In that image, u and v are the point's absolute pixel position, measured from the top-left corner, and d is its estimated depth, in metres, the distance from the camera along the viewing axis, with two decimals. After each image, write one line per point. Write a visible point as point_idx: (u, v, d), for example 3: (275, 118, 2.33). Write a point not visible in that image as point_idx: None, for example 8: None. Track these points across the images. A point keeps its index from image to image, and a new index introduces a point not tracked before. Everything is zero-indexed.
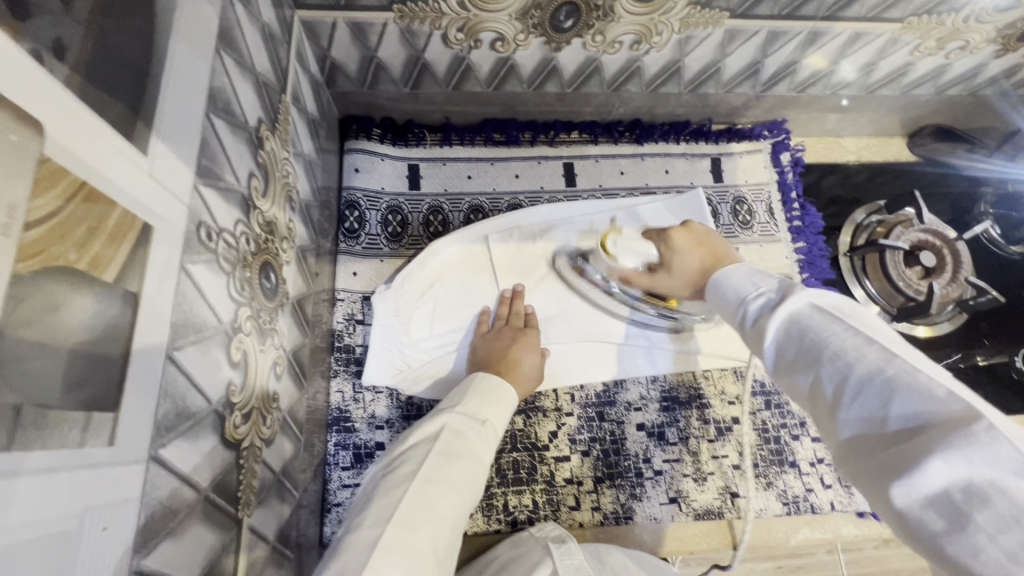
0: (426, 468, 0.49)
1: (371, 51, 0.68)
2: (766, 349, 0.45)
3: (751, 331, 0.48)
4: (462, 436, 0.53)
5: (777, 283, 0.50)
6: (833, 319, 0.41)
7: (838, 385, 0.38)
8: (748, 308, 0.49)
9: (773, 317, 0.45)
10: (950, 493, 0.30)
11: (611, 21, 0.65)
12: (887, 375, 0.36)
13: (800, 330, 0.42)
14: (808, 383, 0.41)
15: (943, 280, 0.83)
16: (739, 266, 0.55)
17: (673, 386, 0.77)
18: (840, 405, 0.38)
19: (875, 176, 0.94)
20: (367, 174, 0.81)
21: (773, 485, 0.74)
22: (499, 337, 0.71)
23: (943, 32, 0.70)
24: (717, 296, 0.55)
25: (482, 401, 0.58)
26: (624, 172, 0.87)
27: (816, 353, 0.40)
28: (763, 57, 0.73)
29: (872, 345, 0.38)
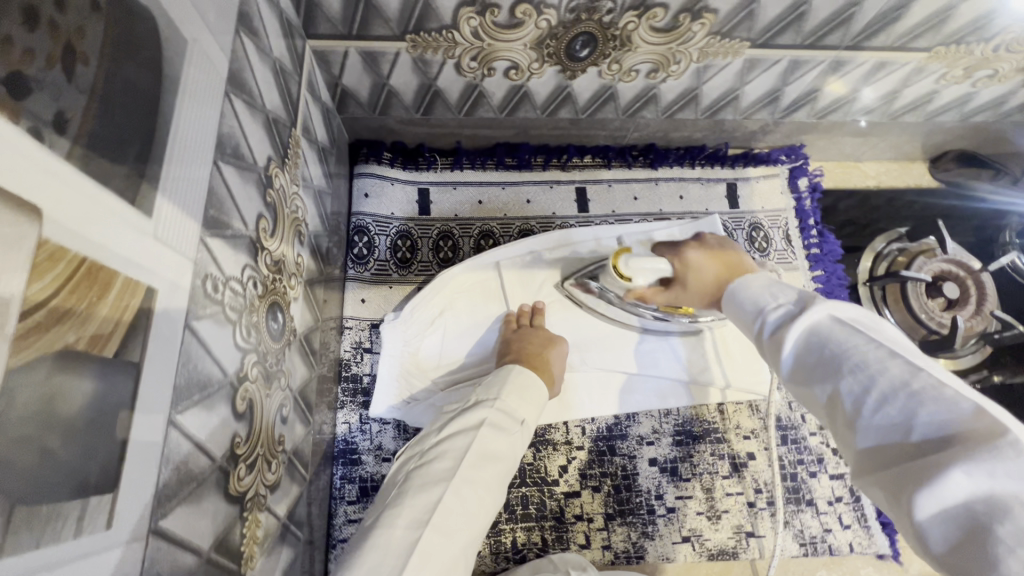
0: (463, 469, 0.49)
1: (383, 78, 0.66)
2: (783, 358, 0.44)
3: (768, 341, 0.47)
4: (507, 433, 0.54)
5: (796, 295, 0.48)
6: (856, 331, 0.40)
7: (858, 397, 0.38)
8: (767, 318, 0.48)
9: (792, 328, 0.44)
10: (971, 504, 0.30)
11: (627, 51, 0.63)
12: (912, 387, 0.35)
13: (822, 340, 0.42)
14: (826, 394, 0.40)
15: (966, 312, 0.80)
16: (761, 276, 0.53)
17: (686, 420, 0.75)
18: (860, 416, 0.37)
19: (896, 202, 0.92)
20: (377, 199, 0.80)
21: (789, 525, 0.72)
22: (527, 335, 0.70)
23: (971, 61, 0.68)
24: (735, 306, 0.53)
25: (519, 400, 0.58)
26: (638, 197, 0.86)
27: (838, 364, 0.40)
28: (784, 84, 0.71)
29: (896, 359, 0.37)
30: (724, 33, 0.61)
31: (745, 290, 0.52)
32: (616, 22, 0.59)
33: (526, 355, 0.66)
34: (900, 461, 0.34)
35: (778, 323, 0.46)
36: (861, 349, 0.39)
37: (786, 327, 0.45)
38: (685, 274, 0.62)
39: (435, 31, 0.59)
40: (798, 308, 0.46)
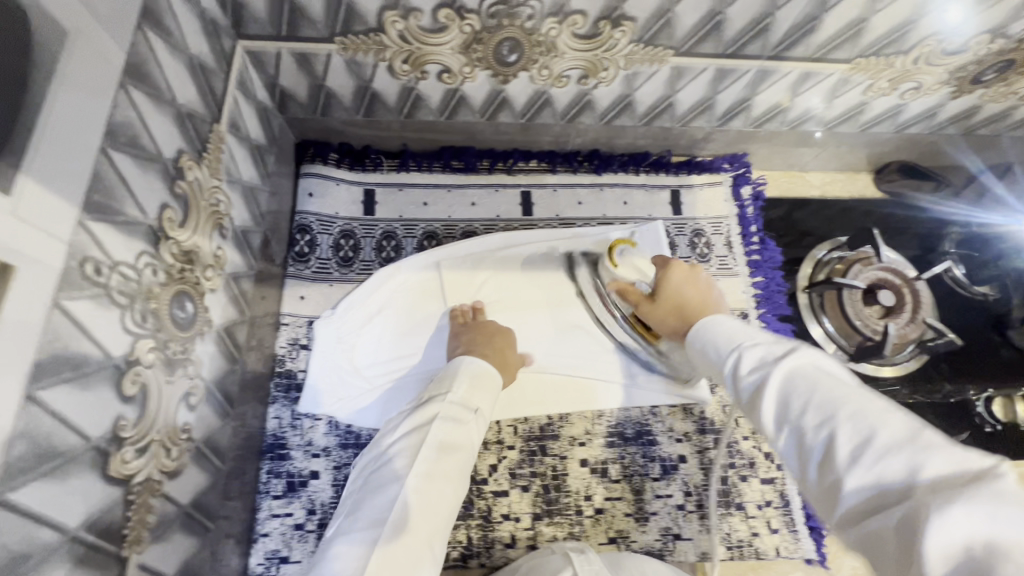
0: (422, 464, 0.52)
1: (320, 80, 0.68)
2: (763, 404, 0.43)
3: (745, 387, 0.46)
4: (463, 426, 0.56)
5: (771, 338, 0.49)
6: (845, 384, 0.40)
7: (853, 447, 0.36)
8: (744, 356, 0.47)
9: (775, 372, 0.43)
10: (972, 547, 0.28)
11: (554, 57, 0.65)
12: (910, 440, 0.35)
13: (807, 387, 0.41)
14: (814, 445, 0.39)
15: (901, 320, 0.81)
16: (729, 318, 0.55)
17: (620, 421, 0.76)
18: (854, 468, 0.35)
19: (839, 212, 0.93)
20: (321, 199, 0.81)
21: (717, 528, 0.72)
22: (477, 327, 0.72)
23: (894, 73, 0.70)
24: (706, 340, 0.54)
25: (474, 391, 0.60)
26: (582, 202, 0.88)
27: (829, 409, 0.39)
28: (715, 93, 0.73)
29: (893, 414, 0.37)
30: (646, 41, 0.63)
31: (709, 332, 0.54)
32: (539, 28, 0.61)
33: (486, 350, 0.68)
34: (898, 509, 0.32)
35: (754, 368, 0.46)
36: (849, 398, 0.39)
37: (767, 372, 0.44)
38: (666, 286, 0.68)
39: (363, 34, 0.61)
40: (779, 352, 0.45)
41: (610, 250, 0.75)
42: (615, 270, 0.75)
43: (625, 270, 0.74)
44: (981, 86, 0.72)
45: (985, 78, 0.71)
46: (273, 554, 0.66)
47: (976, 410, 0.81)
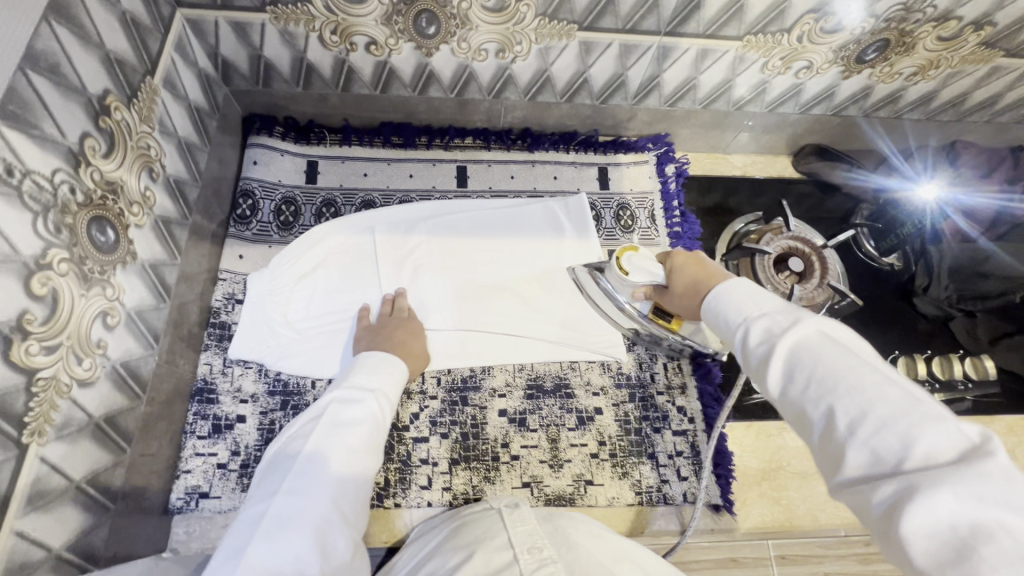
0: (316, 436, 0.56)
1: (257, 50, 0.74)
2: (768, 374, 0.40)
3: (753, 359, 0.42)
4: (358, 403, 0.62)
5: (780, 301, 0.44)
6: (848, 353, 0.38)
7: (851, 421, 0.35)
8: (750, 328, 0.43)
9: (781, 342, 0.40)
10: (952, 526, 0.29)
11: (470, 30, 0.72)
12: (915, 418, 0.33)
13: (812, 359, 0.38)
14: (816, 418, 0.37)
15: (810, 284, 0.85)
16: (738, 282, 0.48)
17: (539, 375, 0.80)
18: (858, 439, 0.34)
19: (758, 190, 0.99)
20: (265, 167, 0.86)
21: (628, 476, 0.75)
22: (383, 326, 0.76)
23: (783, 51, 0.77)
24: (714, 316, 0.48)
25: (368, 376, 0.66)
26: (515, 176, 0.93)
27: (835, 381, 0.37)
28: (624, 69, 0.79)
29: (891, 385, 0.35)
30: (550, 15, 0.69)
31: (719, 294, 0.48)
32: (450, 0, 0.67)
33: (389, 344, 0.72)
34: (891, 478, 0.32)
35: (757, 332, 0.42)
36: (856, 370, 0.37)
37: (771, 343, 0.41)
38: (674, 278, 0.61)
39: (291, 4, 0.67)
40: (783, 321, 0.42)
41: (618, 257, 0.68)
42: (627, 278, 0.67)
43: (637, 274, 0.67)
44: (866, 65, 0.79)
45: (868, 56, 0.78)
46: (192, 489, 0.69)
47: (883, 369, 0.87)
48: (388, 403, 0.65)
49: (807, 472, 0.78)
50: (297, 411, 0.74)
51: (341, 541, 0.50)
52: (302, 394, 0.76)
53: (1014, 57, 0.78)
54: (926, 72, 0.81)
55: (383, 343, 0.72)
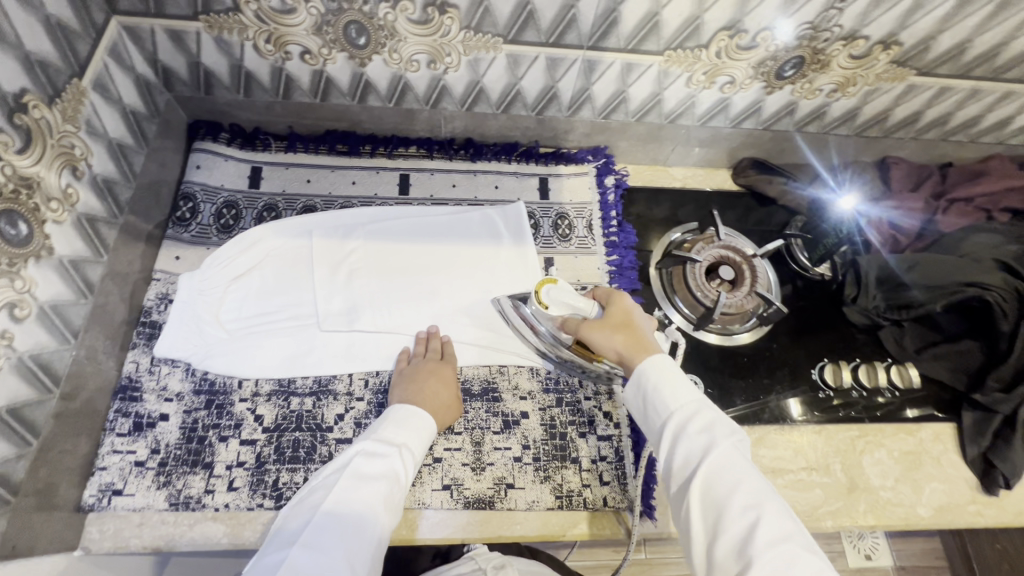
0: (337, 492, 0.60)
1: (195, 57, 0.77)
2: (697, 475, 0.54)
3: (686, 466, 0.56)
4: (380, 459, 0.64)
5: (725, 428, 0.58)
6: (770, 499, 0.52)
7: (764, 535, 0.49)
8: (687, 440, 0.57)
9: (714, 451, 0.55)
10: None
11: (399, 41, 0.74)
12: (812, 564, 0.48)
13: (735, 476, 0.53)
14: (730, 524, 0.51)
15: (740, 292, 0.88)
16: (684, 385, 0.62)
17: (468, 379, 0.81)
18: (764, 550, 0.48)
19: (697, 201, 1.02)
20: (208, 171, 0.88)
21: (550, 479, 0.75)
22: (419, 369, 0.76)
23: (705, 66, 0.80)
24: (652, 402, 0.63)
25: (396, 429, 0.68)
26: (456, 185, 0.95)
27: (754, 505, 0.51)
28: (554, 81, 0.82)
29: (796, 532, 0.50)
30: (474, 27, 0.72)
31: (656, 378, 0.63)
32: (376, 13, 0.70)
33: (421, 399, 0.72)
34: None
35: (695, 439, 0.57)
36: (771, 499, 0.52)
37: (706, 450, 0.56)
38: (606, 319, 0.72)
39: (223, 13, 0.70)
40: (723, 431, 0.57)
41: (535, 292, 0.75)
42: (547, 311, 0.74)
43: (556, 307, 0.75)
44: (786, 81, 0.83)
45: (787, 73, 0.81)
46: (107, 487, 0.69)
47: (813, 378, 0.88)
48: (413, 459, 0.68)
49: None
50: (221, 410, 0.74)
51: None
52: (226, 393, 0.76)
53: (926, 75, 0.81)
54: (846, 89, 0.85)
55: (419, 397, 0.73)
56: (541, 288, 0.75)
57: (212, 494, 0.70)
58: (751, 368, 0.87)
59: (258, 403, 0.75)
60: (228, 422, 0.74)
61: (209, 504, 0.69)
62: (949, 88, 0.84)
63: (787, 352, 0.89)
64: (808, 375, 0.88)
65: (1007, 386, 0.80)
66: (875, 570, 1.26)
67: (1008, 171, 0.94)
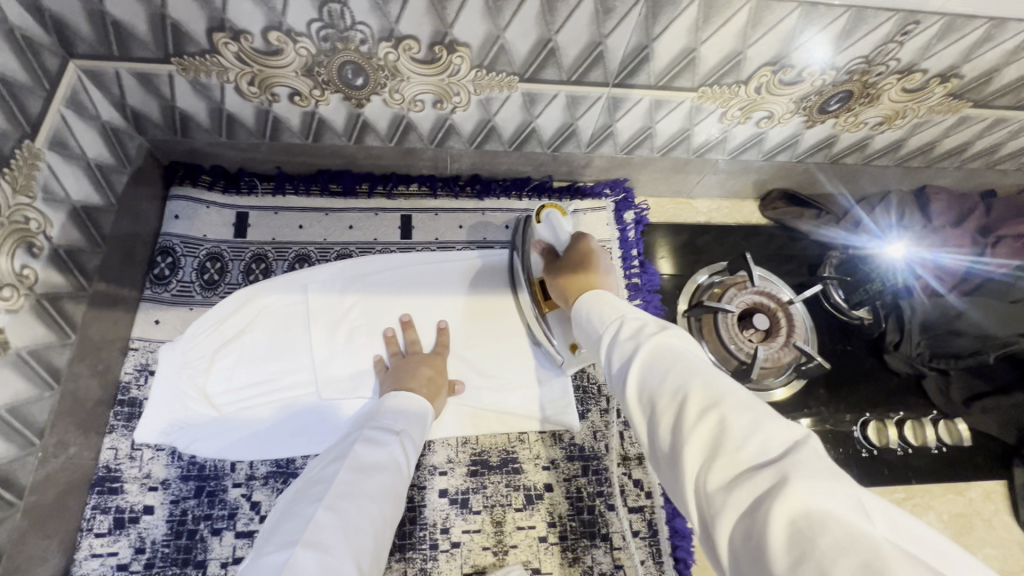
0: (339, 485, 0.52)
1: (169, 101, 0.68)
2: (630, 380, 0.46)
3: (621, 363, 0.48)
4: (381, 447, 0.58)
5: (649, 318, 0.51)
6: (702, 363, 0.44)
7: (697, 408, 0.40)
8: (620, 338, 0.50)
9: (641, 348, 0.47)
10: (796, 516, 0.31)
11: (401, 81, 0.66)
12: (756, 415, 0.38)
13: (666, 360, 0.45)
14: (666, 415, 0.42)
15: (776, 343, 0.81)
16: (611, 298, 0.56)
17: (484, 449, 0.73)
18: (702, 426, 0.39)
19: (723, 236, 0.94)
20: (188, 221, 0.79)
21: (579, 561, 0.69)
22: (411, 357, 0.73)
23: (742, 102, 0.71)
24: (588, 329, 0.56)
25: (393, 416, 0.63)
26: (463, 226, 0.87)
27: (685, 377, 0.42)
28: (574, 119, 0.74)
29: (735, 390, 0.41)
30: (487, 66, 0.63)
31: (587, 306, 0.57)
32: (375, 52, 0.61)
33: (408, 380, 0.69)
34: (759, 471, 0.34)
35: (627, 344, 0.49)
36: (701, 370, 0.43)
37: (634, 350, 0.47)
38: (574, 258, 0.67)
39: (198, 55, 0.61)
40: (652, 328, 0.49)
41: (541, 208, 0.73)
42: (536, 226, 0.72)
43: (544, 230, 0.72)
44: (830, 115, 0.75)
45: (831, 107, 0.73)
46: None
47: (856, 436, 0.81)
48: (414, 450, 0.62)
49: None
50: (212, 499, 0.67)
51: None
52: (218, 478, 0.68)
53: (983, 107, 0.74)
54: (893, 122, 0.77)
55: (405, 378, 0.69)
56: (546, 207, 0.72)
57: None
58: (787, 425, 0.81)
59: (254, 488, 0.68)
60: (221, 512, 0.67)
61: None
62: (1006, 119, 0.77)
63: (827, 405, 0.83)
64: (850, 432, 0.81)
65: None
66: None
67: None
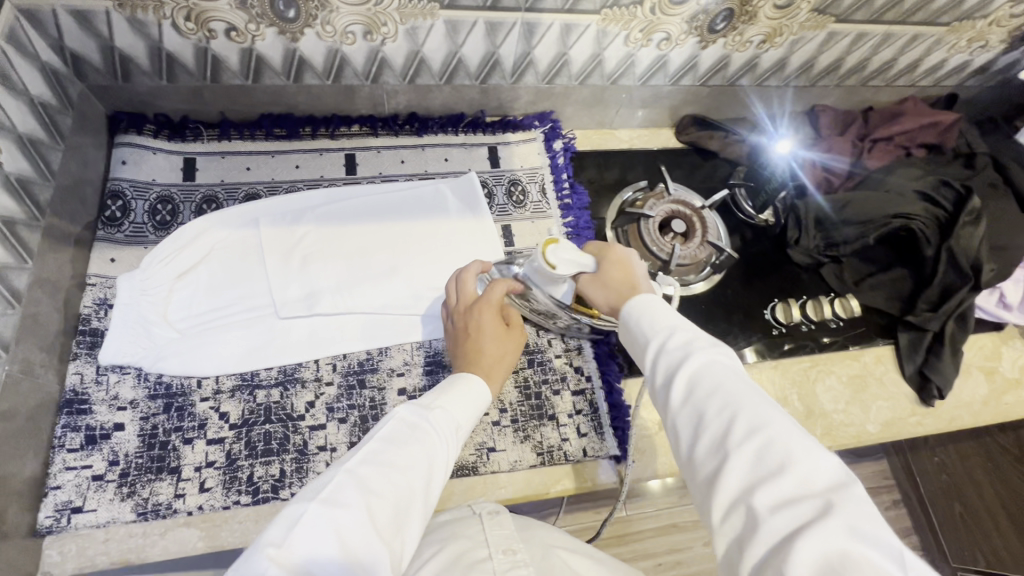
0: (366, 448, 0.52)
1: (108, 41, 0.71)
2: (675, 389, 0.48)
3: (661, 371, 0.51)
4: (414, 426, 0.57)
5: (694, 330, 0.53)
6: (747, 387, 0.46)
7: (741, 432, 0.43)
8: (662, 345, 0.52)
9: (690, 360, 0.49)
10: (830, 555, 0.35)
11: (330, 11, 0.71)
12: (797, 449, 0.41)
13: (711, 377, 0.47)
14: (709, 432, 0.45)
15: (694, 242, 0.91)
16: (653, 300, 0.57)
17: (438, 352, 0.80)
18: (746, 450, 0.42)
19: (644, 160, 1.04)
20: (135, 166, 0.82)
21: (529, 438, 0.76)
22: (465, 320, 0.75)
23: (641, 23, 0.81)
24: (628, 331, 0.57)
25: (438, 395, 0.63)
26: (405, 160, 0.93)
27: (732, 399, 0.45)
28: (495, 47, 0.82)
29: (779, 416, 0.44)
30: None
31: (634, 309, 0.58)
32: None
33: (467, 360, 0.72)
34: (804, 503, 0.38)
35: (671, 354, 0.51)
36: (746, 392, 0.46)
37: (683, 360, 0.50)
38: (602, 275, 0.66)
39: None
40: (698, 340, 0.51)
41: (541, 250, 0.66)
42: (554, 272, 0.66)
43: (562, 266, 0.66)
44: (718, 34, 0.86)
45: (719, 26, 0.84)
46: (63, 506, 0.65)
47: (766, 316, 0.93)
48: (454, 429, 0.61)
49: None
50: (182, 412, 0.71)
51: (372, 561, 0.44)
52: (186, 395, 0.72)
53: (844, 21, 0.86)
54: (773, 40, 0.88)
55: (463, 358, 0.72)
56: (546, 249, 0.65)
57: (181, 499, 0.67)
58: (705, 312, 0.91)
59: (221, 401, 0.73)
60: (192, 424, 0.71)
61: (180, 509, 0.66)
62: (866, 34, 0.90)
63: (741, 294, 0.94)
64: (761, 314, 0.93)
65: (935, 305, 0.89)
66: None
67: (920, 109, 1.00)
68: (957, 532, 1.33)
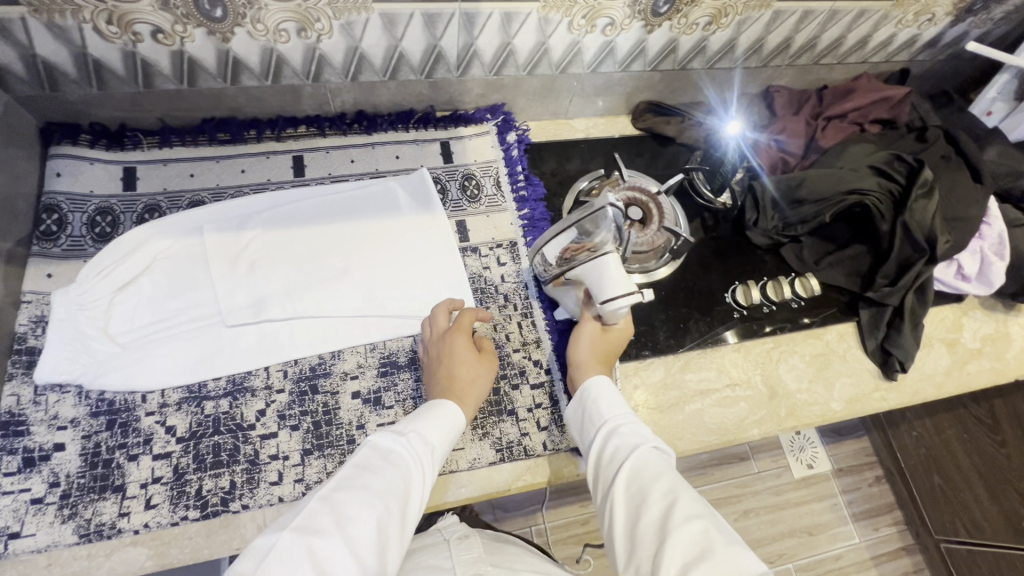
0: (336, 478, 0.54)
1: (28, 49, 0.69)
2: (620, 471, 0.59)
3: (611, 454, 0.62)
4: (388, 454, 0.58)
5: (639, 425, 0.65)
6: (682, 482, 0.57)
7: (676, 516, 0.53)
8: (613, 432, 0.64)
9: (635, 449, 0.61)
10: None
11: (259, 9, 0.70)
12: (721, 538, 0.50)
13: (651, 467, 0.58)
14: (648, 514, 0.55)
15: (652, 227, 0.90)
16: (611, 387, 0.69)
17: (393, 352, 0.79)
18: (681, 529, 0.51)
19: (600, 148, 1.02)
20: (71, 178, 0.80)
21: (488, 435, 0.75)
22: (438, 349, 0.74)
23: (583, 9, 0.80)
24: (587, 412, 0.68)
25: (418, 419, 0.63)
26: (355, 160, 0.91)
27: (669, 488, 0.56)
28: (436, 40, 0.80)
29: (705, 510, 0.54)
30: None
31: (594, 392, 0.69)
32: None
33: (441, 386, 0.71)
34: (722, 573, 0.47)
35: (620, 440, 0.63)
36: (680, 484, 0.56)
37: (631, 450, 0.61)
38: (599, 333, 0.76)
39: None
40: (645, 435, 0.63)
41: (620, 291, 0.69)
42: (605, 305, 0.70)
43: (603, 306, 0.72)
44: (663, 18, 0.85)
45: (662, 9, 0.83)
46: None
47: (727, 299, 0.92)
48: (430, 451, 0.61)
49: (664, 406, 0.82)
50: (125, 429, 0.69)
51: None
52: (130, 410, 0.70)
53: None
54: (719, 21, 0.88)
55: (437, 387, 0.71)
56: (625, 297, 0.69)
57: (127, 517, 0.65)
58: (665, 298, 0.91)
59: (168, 414, 0.71)
60: (136, 439, 0.69)
61: (126, 528, 0.64)
62: (811, 12, 0.89)
63: (701, 278, 0.93)
64: (721, 298, 0.92)
65: (893, 280, 0.89)
66: (816, 476, 1.45)
67: (873, 85, 1.01)
68: (938, 505, 1.33)
